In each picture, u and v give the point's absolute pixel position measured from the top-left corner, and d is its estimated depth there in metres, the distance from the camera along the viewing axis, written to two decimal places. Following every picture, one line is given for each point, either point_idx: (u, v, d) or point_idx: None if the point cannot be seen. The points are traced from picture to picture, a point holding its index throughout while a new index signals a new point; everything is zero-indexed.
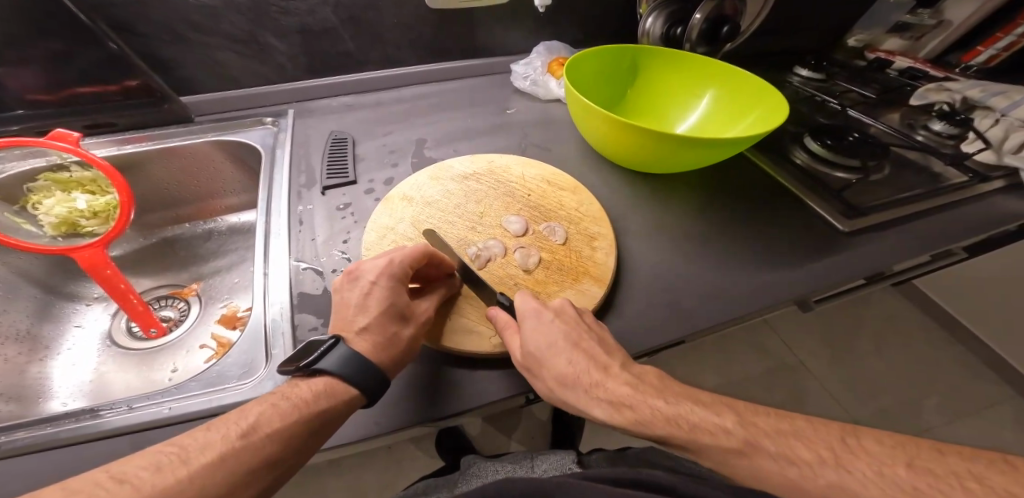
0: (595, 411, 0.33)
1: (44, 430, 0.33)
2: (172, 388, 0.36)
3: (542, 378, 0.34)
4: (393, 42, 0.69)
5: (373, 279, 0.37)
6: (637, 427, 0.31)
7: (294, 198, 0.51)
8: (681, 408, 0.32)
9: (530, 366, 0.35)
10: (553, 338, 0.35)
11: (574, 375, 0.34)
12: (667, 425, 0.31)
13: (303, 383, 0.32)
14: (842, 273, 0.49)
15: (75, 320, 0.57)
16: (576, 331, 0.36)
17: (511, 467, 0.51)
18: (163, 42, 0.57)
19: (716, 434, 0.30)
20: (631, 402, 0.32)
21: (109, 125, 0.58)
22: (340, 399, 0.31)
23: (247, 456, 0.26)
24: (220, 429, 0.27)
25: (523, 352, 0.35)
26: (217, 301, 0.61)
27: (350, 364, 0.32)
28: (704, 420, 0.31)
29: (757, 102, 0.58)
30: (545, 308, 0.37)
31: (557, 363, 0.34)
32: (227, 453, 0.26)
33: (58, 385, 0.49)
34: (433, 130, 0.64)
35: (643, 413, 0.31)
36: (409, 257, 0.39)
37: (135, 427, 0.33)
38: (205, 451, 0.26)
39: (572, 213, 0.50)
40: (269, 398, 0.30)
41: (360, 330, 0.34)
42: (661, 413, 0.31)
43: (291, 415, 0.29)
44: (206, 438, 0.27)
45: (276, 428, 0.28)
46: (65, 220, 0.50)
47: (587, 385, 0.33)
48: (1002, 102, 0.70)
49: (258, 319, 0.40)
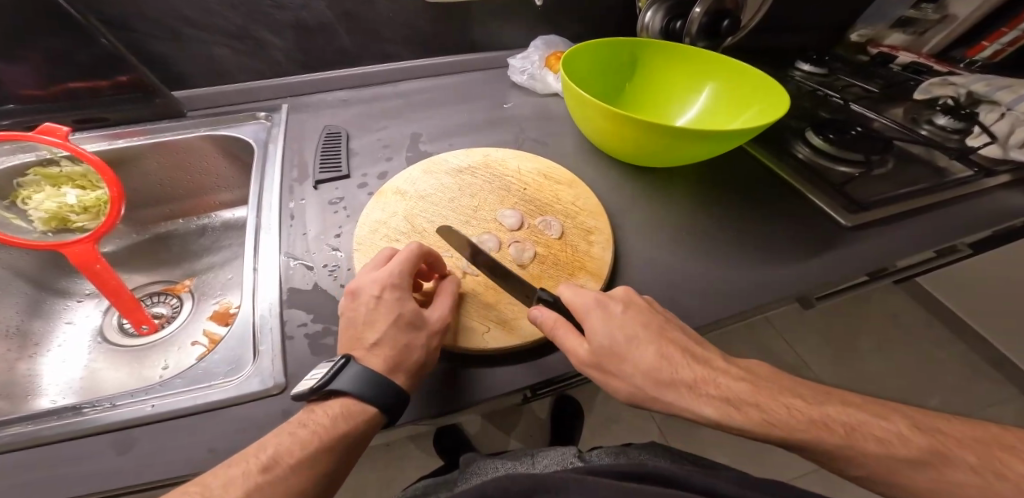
0: (707, 410, 0.31)
1: (27, 427, 0.32)
2: (157, 385, 0.35)
3: (628, 376, 0.32)
4: (390, 38, 0.68)
5: (376, 293, 0.35)
6: (768, 428, 0.30)
7: (286, 193, 0.50)
8: (829, 409, 0.32)
9: (602, 362, 0.33)
10: (634, 329, 0.33)
11: (669, 369, 0.32)
12: (813, 426, 0.30)
13: (319, 408, 0.31)
14: (844, 269, 0.48)
15: (66, 316, 0.56)
16: (657, 322, 0.35)
17: (512, 463, 0.50)
18: (155, 37, 0.57)
19: (883, 439, 0.30)
20: (754, 400, 0.31)
21: (99, 120, 0.57)
22: (358, 420, 0.30)
23: (276, 490, 0.26)
24: (241, 463, 0.27)
25: (590, 348, 0.33)
26: (210, 298, 0.60)
27: (364, 383, 0.30)
28: (862, 423, 0.31)
29: (758, 95, 0.57)
30: (611, 299, 0.35)
31: (647, 357, 0.32)
32: (253, 490, 0.25)
33: (48, 381, 0.49)
34: (429, 125, 0.63)
35: (775, 414, 0.31)
36: (406, 267, 0.37)
37: (117, 425, 0.32)
38: (230, 488, 0.25)
39: (569, 207, 0.49)
40: (287, 428, 0.29)
41: (371, 345, 0.33)
42: (803, 415, 0.31)
43: (313, 442, 0.28)
44: (228, 473, 0.26)
45: (300, 458, 0.27)
46: (54, 215, 0.50)
47: (693, 383, 0.32)
48: (1008, 96, 0.67)
49: (246, 314, 0.40)
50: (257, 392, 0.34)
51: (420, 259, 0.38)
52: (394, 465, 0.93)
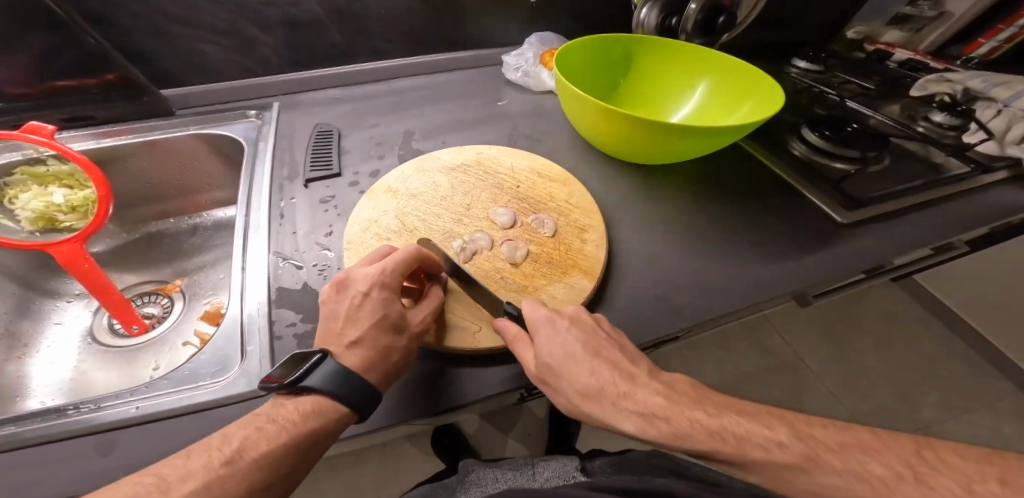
0: (627, 425, 0.30)
1: (8, 430, 0.32)
2: (143, 385, 0.35)
3: (565, 391, 0.32)
4: (382, 34, 0.67)
5: (365, 290, 0.35)
6: (675, 442, 0.29)
7: (276, 191, 0.49)
8: (726, 420, 0.30)
9: (545, 378, 0.33)
10: (573, 348, 0.33)
11: (598, 386, 0.32)
12: (709, 439, 0.29)
13: (289, 403, 0.30)
14: (839, 266, 0.47)
15: (55, 317, 0.55)
16: (597, 340, 0.34)
17: (512, 475, 0.48)
18: (142, 34, 0.56)
19: (770, 448, 0.28)
20: (665, 414, 0.30)
21: (86, 118, 0.56)
22: (329, 417, 0.30)
23: (232, 484, 0.25)
24: (202, 455, 0.26)
25: (537, 363, 0.33)
26: (201, 298, 0.60)
27: (338, 381, 0.30)
28: (749, 432, 0.29)
29: (752, 92, 0.56)
30: (560, 315, 0.35)
31: (580, 375, 0.32)
32: (211, 483, 0.25)
33: (36, 382, 0.48)
34: (422, 122, 0.62)
35: (678, 426, 0.30)
36: (403, 264, 0.37)
37: (100, 427, 0.32)
38: (187, 481, 0.25)
39: (562, 204, 0.48)
40: (253, 422, 0.29)
41: (350, 344, 0.33)
42: (702, 425, 0.30)
43: (278, 438, 0.28)
44: (187, 466, 0.26)
45: (262, 453, 0.27)
46: (42, 215, 0.49)
47: (615, 398, 0.31)
48: (1004, 93, 0.67)
49: (234, 314, 0.39)
50: (245, 392, 0.34)
51: (416, 262, 0.38)
52: (391, 465, 0.93)
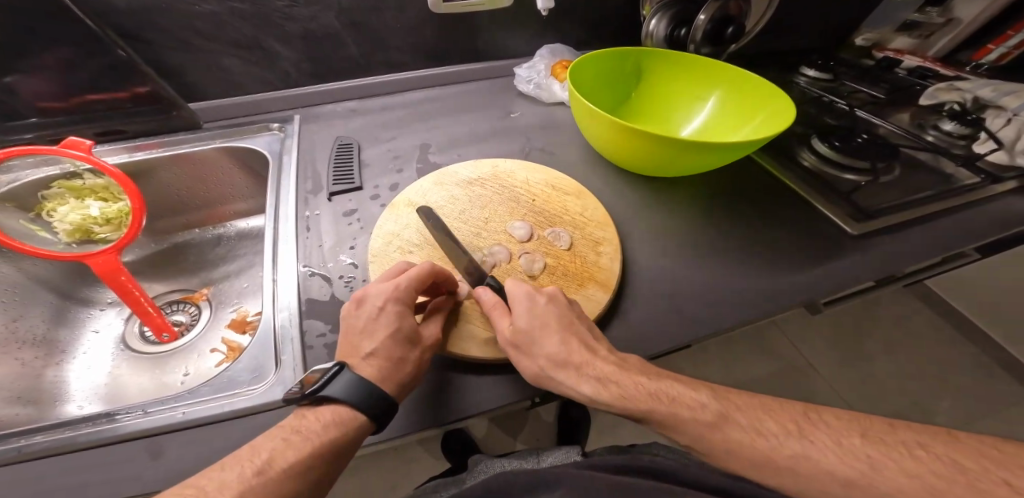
0: (584, 387, 0.33)
1: (63, 433, 0.34)
2: (185, 392, 0.37)
3: (536, 357, 0.35)
4: (397, 46, 0.69)
5: (380, 304, 0.36)
6: (623, 402, 0.33)
7: (301, 204, 0.51)
8: (664, 385, 0.35)
9: (519, 345, 0.35)
10: (547, 318, 0.36)
11: (565, 352, 0.35)
12: (650, 400, 0.33)
13: (311, 414, 0.32)
14: (849, 278, 0.48)
15: (91, 325, 0.58)
16: (570, 317, 0.37)
17: (518, 461, 0.52)
18: (170, 49, 0.58)
19: (763, 428, 0.32)
20: (619, 378, 0.34)
21: (120, 133, 0.59)
22: (349, 428, 0.31)
23: (263, 492, 0.26)
24: (233, 467, 0.27)
25: (512, 332, 0.36)
26: (227, 306, 0.62)
27: (357, 391, 0.31)
28: (733, 410, 0.34)
29: (763, 104, 0.57)
30: (539, 292, 0.38)
31: (551, 341, 0.35)
32: (245, 492, 0.26)
33: (75, 387, 0.51)
34: (438, 135, 0.64)
35: (629, 388, 0.33)
36: (415, 279, 0.38)
37: (148, 431, 0.34)
38: (222, 492, 0.26)
39: (577, 218, 0.50)
40: (279, 433, 0.30)
41: (367, 355, 0.34)
42: (645, 388, 0.34)
43: (304, 448, 0.29)
44: (221, 477, 0.27)
45: (290, 463, 0.28)
46: (78, 227, 0.52)
47: (580, 363, 0.34)
48: (1013, 102, 0.69)
49: (266, 323, 0.41)
50: (280, 399, 0.36)
51: (428, 277, 0.39)
52: (404, 466, 0.95)
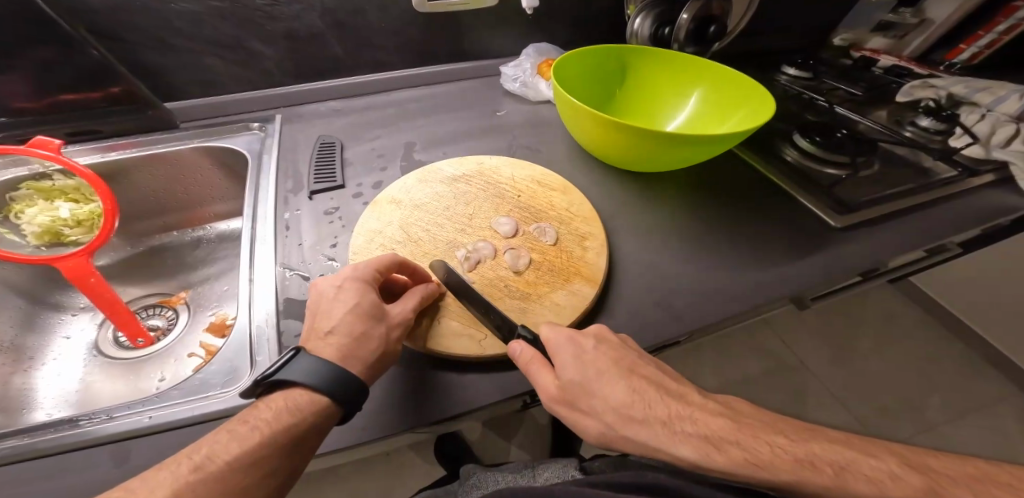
0: (683, 449, 0.29)
1: (22, 441, 0.32)
2: (153, 396, 0.35)
3: (600, 413, 0.31)
4: (382, 46, 0.68)
5: (338, 284, 0.36)
6: (753, 470, 0.27)
7: (281, 204, 0.50)
8: (813, 446, 0.29)
9: (571, 398, 0.32)
10: (604, 364, 0.33)
11: (639, 405, 0.31)
12: (799, 466, 0.27)
13: (263, 404, 0.30)
14: (833, 270, 0.49)
15: (62, 331, 0.56)
16: (629, 359, 0.34)
17: (510, 476, 0.48)
18: (146, 47, 0.57)
19: (880, 480, 0.27)
20: (735, 438, 0.29)
21: (93, 133, 0.57)
22: (303, 413, 0.29)
23: (205, 489, 0.25)
24: (173, 464, 0.26)
25: (559, 385, 0.32)
26: (206, 309, 0.60)
27: (312, 373, 0.30)
28: (852, 462, 0.28)
29: (745, 100, 0.58)
30: (583, 334, 0.35)
31: (617, 392, 0.31)
32: (181, 489, 0.24)
33: (42, 395, 0.49)
34: (423, 133, 0.63)
35: (756, 451, 0.28)
36: (374, 260, 0.38)
37: (113, 437, 0.32)
38: (156, 490, 0.24)
39: (563, 213, 0.49)
40: (226, 426, 0.28)
41: (327, 333, 0.33)
42: (788, 453, 0.28)
43: (250, 438, 0.27)
44: (158, 475, 0.25)
45: (234, 455, 0.26)
46: (48, 229, 0.50)
47: (665, 419, 0.30)
48: (986, 98, 0.71)
49: (242, 325, 0.40)
50: (255, 402, 0.34)
51: (391, 264, 0.38)
52: (395, 472, 0.93)
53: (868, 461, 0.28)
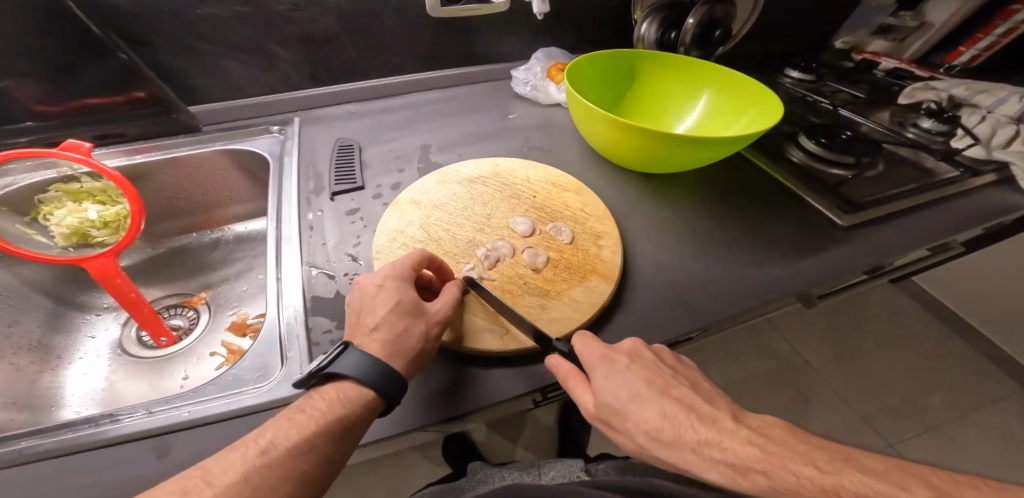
0: (712, 474, 0.28)
1: (65, 435, 0.33)
2: (190, 392, 0.37)
3: (632, 434, 0.31)
4: (396, 50, 0.70)
5: (379, 282, 0.37)
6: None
7: (304, 204, 0.52)
8: (842, 478, 0.26)
9: (607, 418, 0.33)
10: (637, 386, 0.33)
11: (671, 429, 0.31)
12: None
13: (316, 394, 0.32)
14: (841, 267, 0.50)
15: (87, 330, 0.57)
16: (661, 379, 0.34)
17: (517, 474, 0.51)
18: (170, 52, 0.58)
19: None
20: (761, 465, 0.27)
21: (119, 136, 0.58)
22: (353, 404, 0.31)
23: (270, 473, 0.27)
24: (240, 447, 0.28)
25: (596, 404, 0.33)
26: (226, 309, 0.61)
27: (362, 366, 0.31)
28: (882, 496, 0.25)
29: (751, 102, 0.59)
30: (618, 353, 0.35)
31: (647, 413, 0.31)
32: (250, 471, 0.26)
33: (70, 393, 0.50)
34: (437, 136, 0.65)
35: (782, 479, 0.26)
36: (411, 260, 0.39)
37: (153, 431, 0.33)
38: (227, 471, 0.26)
39: (577, 213, 0.51)
40: (284, 413, 0.30)
41: (371, 329, 0.34)
42: (814, 482, 0.26)
43: (308, 427, 0.29)
44: (227, 458, 0.27)
45: (294, 442, 0.28)
46: (75, 230, 0.51)
47: (694, 443, 0.30)
48: (986, 99, 0.72)
49: (271, 322, 0.41)
50: (289, 396, 0.36)
51: (423, 261, 0.40)
52: (405, 472, 0.94)
53: (899, 495, 0.24)
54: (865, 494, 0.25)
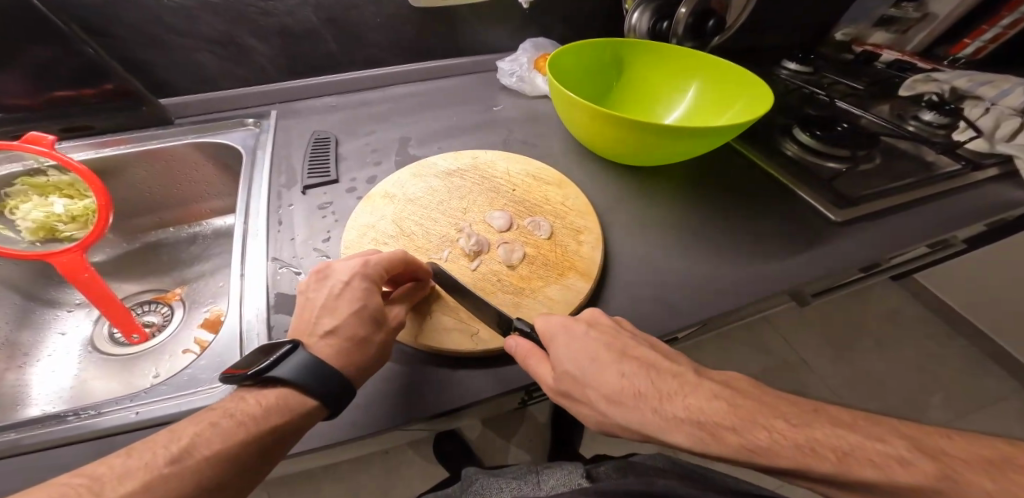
0: (679, 435, 0.28)
1: (8, 437, 0.32)
2: (142, 391, 0.35)
3: (592, 401, 0.31)
4: (376, 41, 0.68)
5: (346, 279, 0.35)
6: (748, 455, 0.26)
7: (275, 199, 0.50)
8: (815, 431, 0.27)
9: (566, 389, 0.32)
10: (595, 351, 0.32)
11: (632, 391, 0.30)
12: (798, 453, 0.26)
13: (250, 396, 0.29)
14: (834, 266, 0.48)
15: (57, 327, 0.56)
16: (620, 342, 0.33)
17: (513, 483, 0.47)
18: (139, 43, 0.57)
19: (889, 466, 0.24)
20: (729, 422, 0.27)
21: (86, 129, 0.57)
22: (292, 414, 0.29)
23: (179, 483, 0.24)
24: (143, 454, 0.24)
25: (554, 376, 0.32)
26: (201, 305, 0.60)
27: (308, 373, 0.29)
28: (861, 447, 0.26)
29: (742, 92, 0.57)
30: (576, 320, 0.34)
31: (609, 379, 0.31)
32: (153, 481, 0.23)
33: (37, 391, 0.49)
34: (418, 128, 0.63)
35: (753, 438, 0.26)
36: (387, 260, 0.37)
37: (101, 433, 0.32)
38: (126, 480, 0.23)
39: (558, 207, 0.49)
40: (208, 417, 0.27)
41: (325, 333, 0.32)
42: (787, 438, 0.26)
43: (234, 434, 0.26)
44: (126, 464, 0.24)
45: (214, 450, 0.25)
46: (42, 225, 0.50)
47: (658, 404, 0.29)
48: (990, 91, 0.70)
49: (233, 321, 0.39)
50: None
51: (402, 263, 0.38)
52: (393, 471, 0.93)
53: (876, 446, 0.26)
54: (839, 444, 0.26)
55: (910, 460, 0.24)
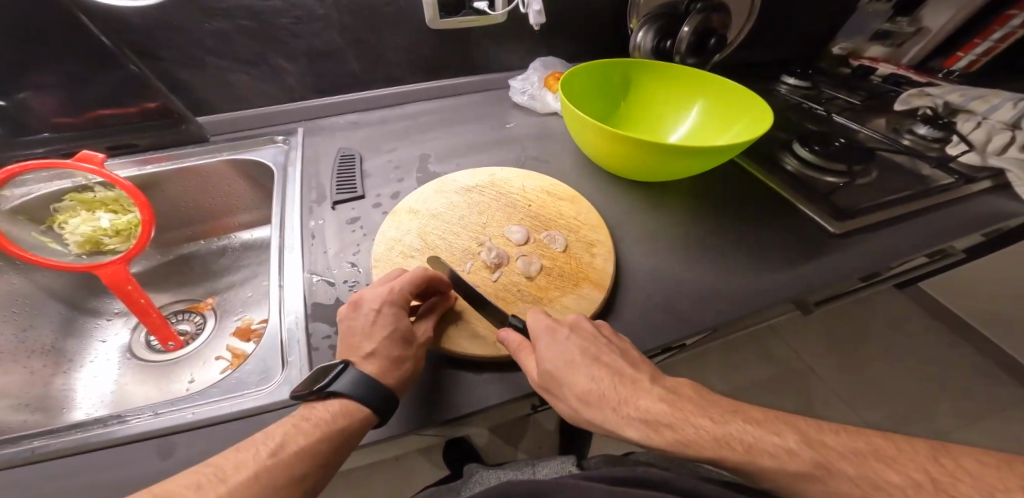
0: (630, 431, 0.33)
1: (77, 434, 0.35)
2: (194, 394, 0.39)
3: (566, 398, 0.35)
4: (397, 61, 0.72)
5: (376, 307, 0.38)
6: (683, 449, 0.31)
7: (306, 213, 0.53)
8: (731, 427, 0.31)
9: (548, 385, 0.36)
10: (572, 354, 0.36)
11: (598, 391, 0.35)
12: (716, 446, 0.30)
13: (320, 405, 0.33)
14: (834, 275, 0.50)
15: (99, 335, 0.59)
16: (596, 347, 0.37)
17: (512, 472, 0.52)
18: (180, 65, 0.61)
19: (781, 456, 0.29)
20: (669, 420, 0.32)
21: (130, 147, 0.61)
22: (356, 418, 0.32)
23: (276, 474, 0.28)
24: (249, 449, 0.29)
25: (540, 372, 0.36)
26: (231, 315, 0.63)
27: (362, 387, 0.33)
28: (760, 439, 0.30)
29: (743, 112, 0.60)
30: (560, 324, 0.39)
31: (581, 380, 0.35)
32: (259, 472, 0.28)
33: (82, 396, 0.52)
34: (436, 145, 0.66)
35: (685, 433, 0.31)
36: (410, 282, 0.40)
37: (158, 432, 0.35)
38: (239, 470, 0.28)
39: (572, 222, 0.52)
40: (290, 420, 0.32)
41: (367, 355, 0.35)
42: (708, 433, 0.31)
43: (314, 434, 0.30)
44: (237, 458, 0.28)
45: (301, 446, 0.30)
46: (88, 239, 0.54)
47: (616, 404, 0.34)
48: (982, 106, 0.73)
49: (274, 328, 0.42)
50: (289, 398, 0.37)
51: (424, 282, 0.40)
52: (404, 477, 0.95)
53: (771, 438, 0.30)
54: (747, 438, 0.30)
55: (795, 450, 0.29)
